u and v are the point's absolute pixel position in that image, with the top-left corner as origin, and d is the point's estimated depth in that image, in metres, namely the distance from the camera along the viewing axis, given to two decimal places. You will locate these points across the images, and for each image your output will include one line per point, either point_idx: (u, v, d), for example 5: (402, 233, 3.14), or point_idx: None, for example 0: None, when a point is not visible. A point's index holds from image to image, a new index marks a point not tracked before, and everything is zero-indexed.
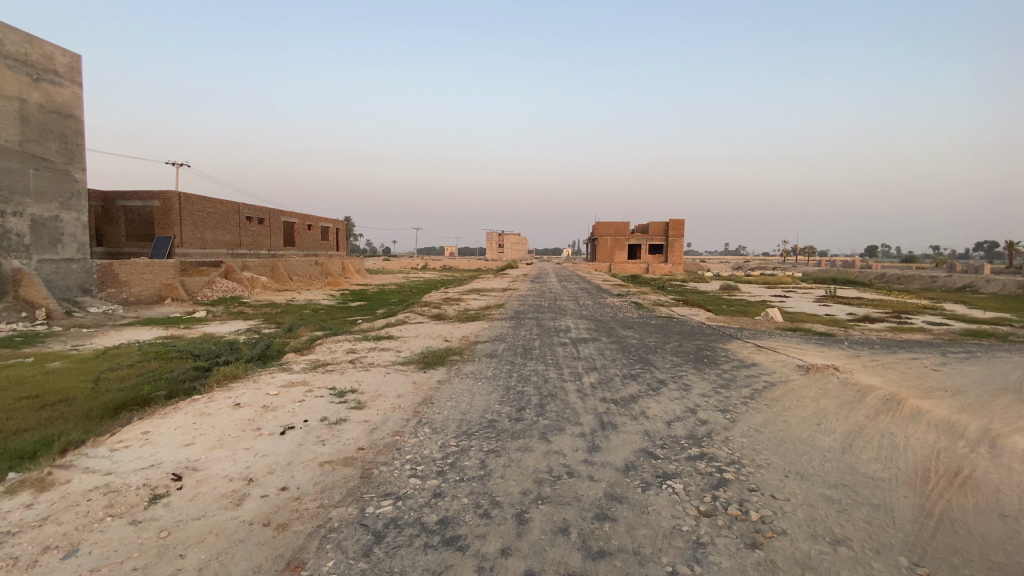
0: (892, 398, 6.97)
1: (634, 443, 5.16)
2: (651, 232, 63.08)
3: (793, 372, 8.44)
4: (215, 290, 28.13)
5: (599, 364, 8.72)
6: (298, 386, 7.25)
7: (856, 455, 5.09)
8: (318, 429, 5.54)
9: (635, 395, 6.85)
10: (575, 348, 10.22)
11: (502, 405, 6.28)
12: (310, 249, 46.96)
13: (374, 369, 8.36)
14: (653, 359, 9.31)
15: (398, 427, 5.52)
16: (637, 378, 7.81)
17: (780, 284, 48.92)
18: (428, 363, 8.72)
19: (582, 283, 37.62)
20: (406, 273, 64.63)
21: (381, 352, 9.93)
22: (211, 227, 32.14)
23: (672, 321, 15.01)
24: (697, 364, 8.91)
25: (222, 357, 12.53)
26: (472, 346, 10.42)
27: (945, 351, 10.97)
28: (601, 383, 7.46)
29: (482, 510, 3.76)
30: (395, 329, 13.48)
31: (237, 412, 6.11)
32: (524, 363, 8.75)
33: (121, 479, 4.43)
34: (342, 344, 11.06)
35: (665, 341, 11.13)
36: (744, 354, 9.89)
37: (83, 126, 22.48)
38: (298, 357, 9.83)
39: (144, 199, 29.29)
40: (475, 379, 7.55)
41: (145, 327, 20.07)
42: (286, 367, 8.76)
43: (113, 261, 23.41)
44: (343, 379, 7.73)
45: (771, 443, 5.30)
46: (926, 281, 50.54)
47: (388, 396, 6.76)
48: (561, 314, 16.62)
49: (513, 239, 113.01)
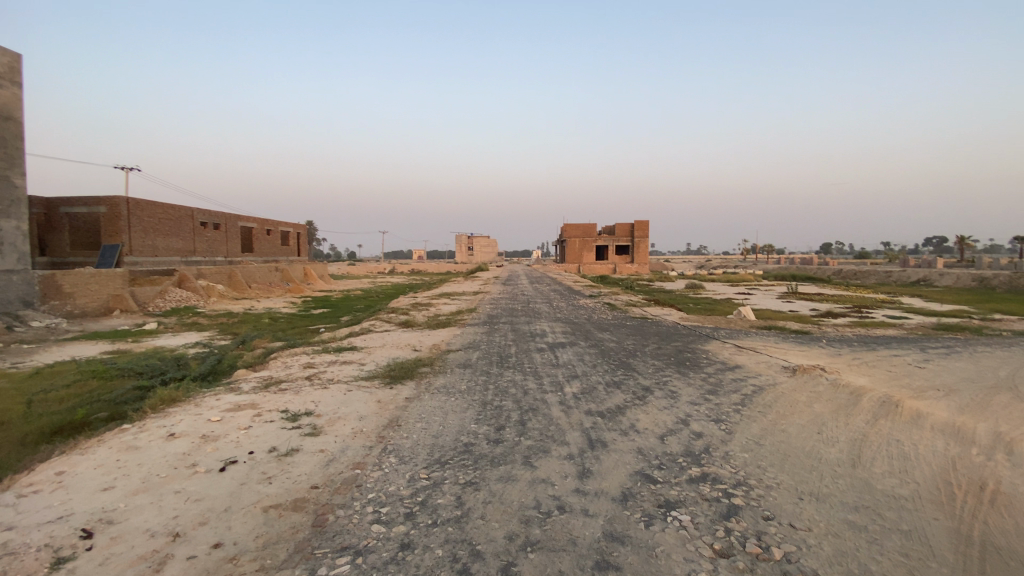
0: (888, 401, 6.66)
1: (628, 464, 4.58)
2: (618, 233, 63.46)
3: (780, 373, 8.08)
4: (168, 300, 26.45)
5: (579, 371, 8.14)
6: (246, 410, 6.41)
7: (868, 469, 4.69)
8: (265, 464, 4.78)
9: (622, 406, 6.28)
10: (553, 354, 9.61)
11: (478, 424, 5.63)
12: (270, 255, 45.17)
13: (334, 387, 7.56)
14: (634, 363, 8.80)
15: (359, 458, 4.82)
16: (621, 386, 7.23)
17: (744, 282, 49.85)
18: (394, 377, 7.97)
19: (553, 285, 37.23)
20: (373, 278, 63.22)
21: (343, 366, 9.09)
22: (163, 233, 30.27)
23: (648, 322, 14.67)
24: (682, 368, 8.44)
25: (168, 375, 11.40)
26: (442, 356, 9.69)
27: (924, 347, 10.93)
28: (585, 393, 6.88)
29: (460, 565, 3.10)
30: (359, 338, 12.63)
31: (169, 445, 5.24)
32: (500, 373, 8.08)
33: (20, 538, 3.50)
34: (299, 358, 10.14)
35: (645, 344, 10.65)
36: (728, 355, 9.50)
37: (23, 128, 20.75)
38: (250, 374, 8.90)
39: (90, 204, 27.34)
40: (447, 394, 6.87)
41: (90, 342, 18.49)
42: (234, 387, 7.84)
43: (56, 271, 21.59)
44: (298, 400, 6.91)
45: (775, 458, 4.83)
46: (882, 277, 52.45)
47: (348, 419, 6.01)
48: (534, 317, 16.06)
49: (482, 241, 112.56)
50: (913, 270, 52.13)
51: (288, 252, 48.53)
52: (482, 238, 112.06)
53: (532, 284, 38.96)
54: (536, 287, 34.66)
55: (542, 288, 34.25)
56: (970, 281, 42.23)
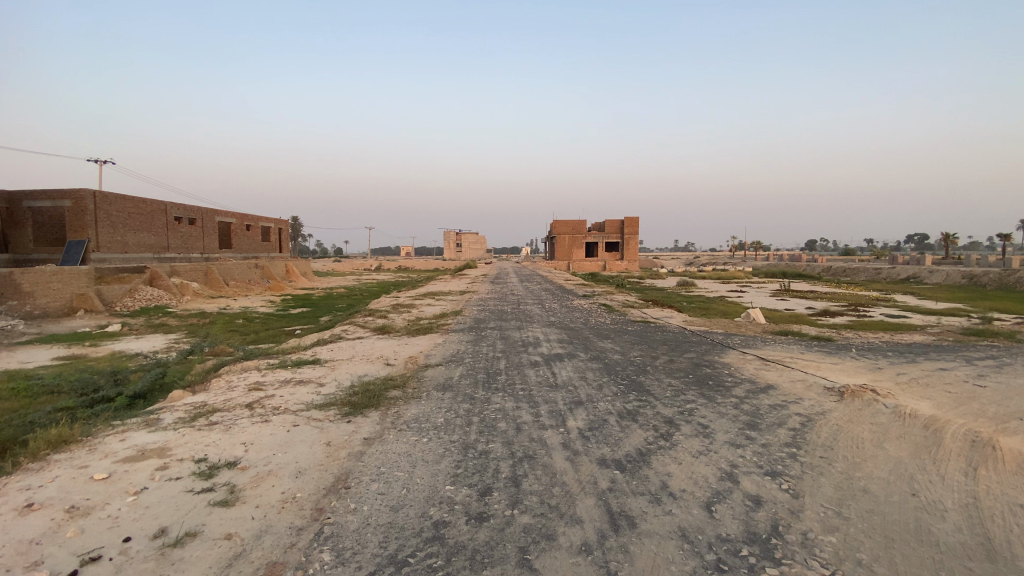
0: (976, 438, 5.22)
1: (672, 565, 3.11)
2: (609, 230, 62.23)
3: (824, 397, 6.68)
4: (138, 300, 24.56)
5: (583, 395, 6.67)
6: (150, 462, 4.82)
7: (1013, 559, 3.26)
8: (139, 566, 3.23)
9: (645, 452, 4.80)
10: (549, 371, 8.10)
11: (455, 486, 4.11)
12: (250, 251, 43.16)
13: (278, 421, 5.99)
14: (647, 383, 7.35)
15: (279, 555, 3.28)
16: (637, 418, 5.76)
17: (736, 280, 48.91)
18: (355, 405, 6.41)
19: (542, 283, 35.75)
20: (356, 274, 61.47)
21: (295, 388, 7.48)
22: (133, 229, 28.25)
23: (652, 327, 13.28)
24: (706, 389, 7.00)
25: (102, 393, 9.69)
26: (418, 373, 8.14)
27: (968, 358, 9.58)
28: (595, 429, 5.39)
29: None
30: (328, 348, 11.07)
31: (16, 528, 3.66)
32: (487, 399, 6.55)
33: None
34: (247, 376, 8.49)
35: (655, 357, 9.21)
36: (755, 371, 8.05)
37: None
38: (184, 399, 7.30)
39: (53, 198, 25.25)
40: (418, 434, 5.32)
41: (42, 346, 16.69)
42: (154, 420, 6.22)
43: (14, 269, 19.65)
44: (221, 442, 5.32)
45: (877, 545, 3.38)
46: (872, 274, 51.91)
47: (278, 476, 4.45)
48: (525, 322, 14.54)
49: (471, 238, 110.90)
50: (902, 267, 51.60)
51: (268, 249, 46.55)
52: (471, 235, 109.77)
53: (521, 282, 37.50)
54: (525, 285, 33.22)
55: (531, 286, 32.84)
56: (960, 278, 41.53)
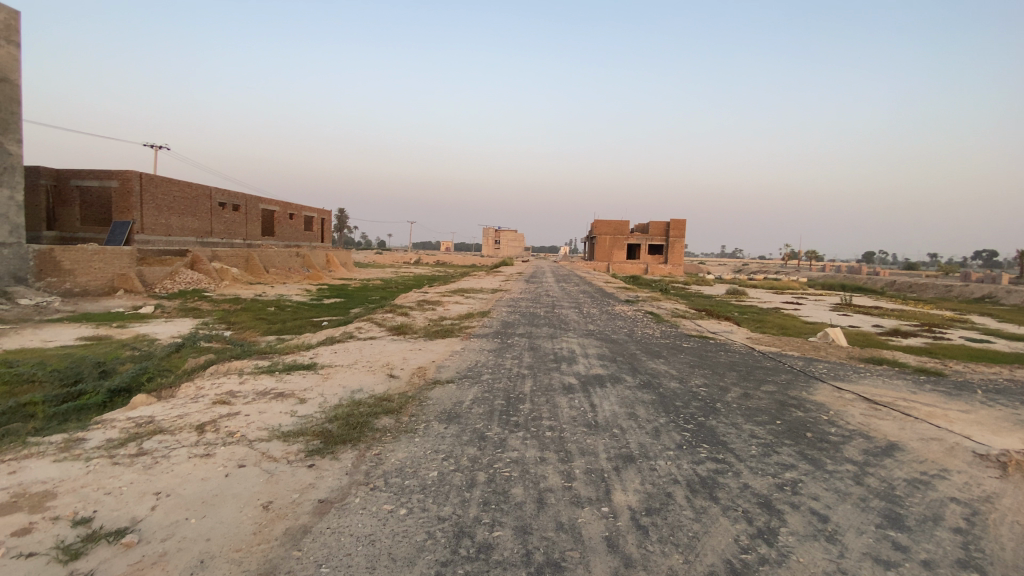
0: None
1: None
2: (653, 233, 59.30)
3: (976, 470, 4.66)
4: (178, 283, 24.07)
5: (634, 446, 4.87)
6: (12, 520, 3.37)
7: None
8: None
9: (739, 572, 3.00)
10: (587, 401, 6.35)
11: None
12: (291, 239, 43.02)
13: (222, 458, 4.46)
14: (719, 430, 5.48)
15: None
16: (714, 495, 3.94)
17: (789, 290, 45.59)
18: (327, 439, 4.84)
19: (579, 285, 33.78)
20: (396, 267, 61.09)
21: (267, 405, 5.98)
22: (177, 212, 27.98)
23: (710, 344, 11.30)
24: (807, 447, 5.06)
25: (80, 387, 8.47)
26: (422, 393, 6.53)
27: None
28: (656, 514, 3.59)
29: None
30: (335, 350, 9.67)
31: None
32: (503, 442, 4.87)
33: None
34: (225, 382, 7.09)
35: (723, 388, 7.28)
36: (863, 419, 6.04)
37: (20, 93, 18.62)
38: (138, 409, 5.92)
39: (101, 178, 25.08)
40: (396, 500, 3.69)
41: (71, 324, 16.14)
42: (76, 441, 4.81)
43: (55, 246, 19.32)
44: (128, 490, 3.83)
45: None
46: (942, 291, 47.02)
47: (164, 571, 2.90)
48: (561, 330, 12.77)
49: (511, 237, 109.16)
50: (976, 284, 46.59)
51: (310, 238, 46.40)
52: (511, 233, 108.51)
53: (556, 282, 35.66)
54: (562, 287, 31.35)
55: (569, 288, 30.87)
56: None
